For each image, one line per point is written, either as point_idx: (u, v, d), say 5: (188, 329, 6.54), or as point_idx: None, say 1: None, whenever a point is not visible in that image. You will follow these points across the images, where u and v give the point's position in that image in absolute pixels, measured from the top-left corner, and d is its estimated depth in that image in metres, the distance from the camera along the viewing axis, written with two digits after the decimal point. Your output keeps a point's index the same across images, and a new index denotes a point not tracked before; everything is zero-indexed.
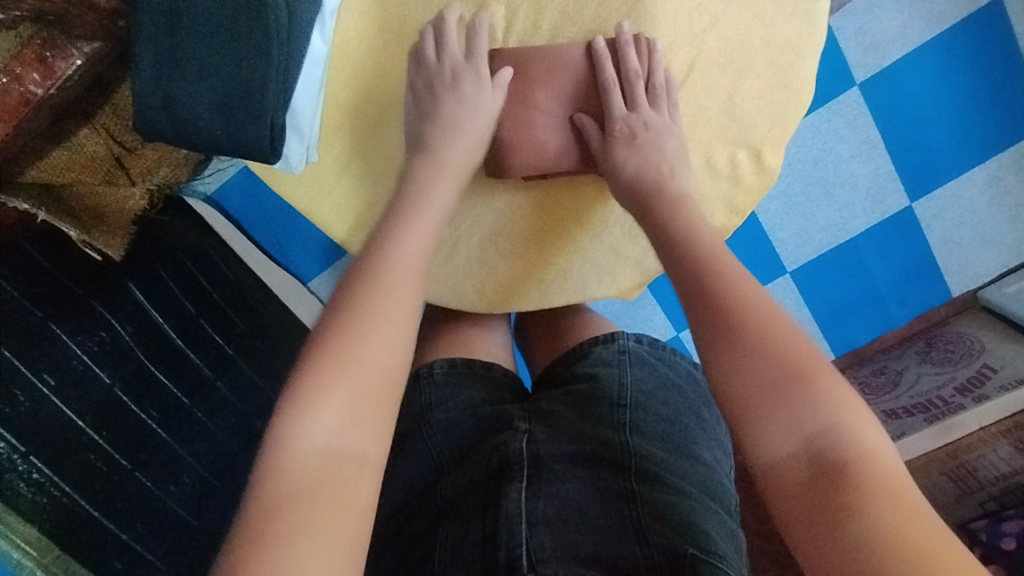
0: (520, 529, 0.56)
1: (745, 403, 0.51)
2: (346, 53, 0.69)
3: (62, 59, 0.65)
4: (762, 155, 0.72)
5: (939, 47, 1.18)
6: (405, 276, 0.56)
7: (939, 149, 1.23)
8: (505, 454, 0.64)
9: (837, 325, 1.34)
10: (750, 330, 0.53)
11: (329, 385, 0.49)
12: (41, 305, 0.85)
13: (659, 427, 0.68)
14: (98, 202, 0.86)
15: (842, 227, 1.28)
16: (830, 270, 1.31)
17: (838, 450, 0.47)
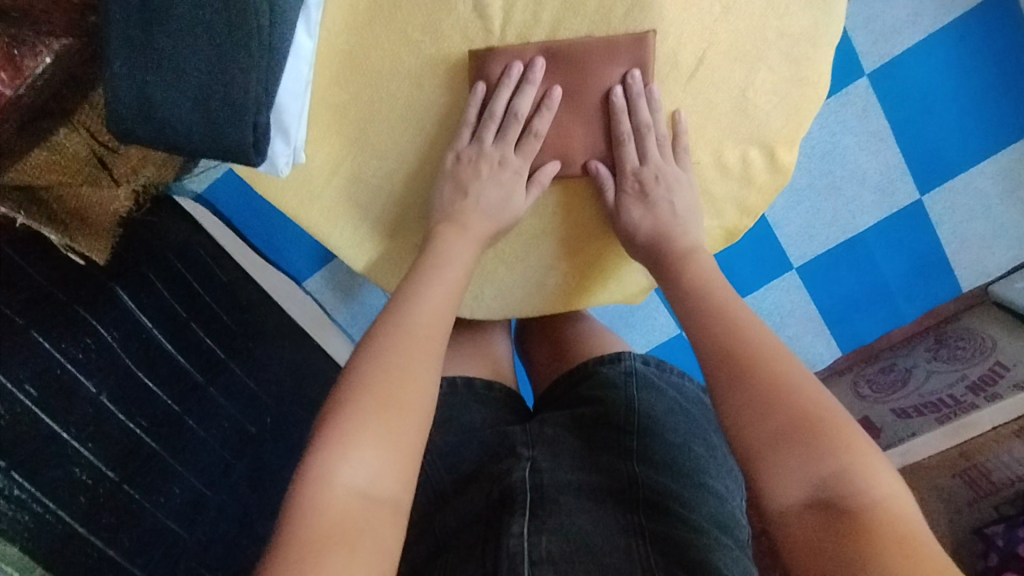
0: (521, 567, 0.53)
1: (756, 446, 0.51)
2: (334, 49, 0.65)
3: (31, 57, 0.64)
4: (775, 152, 0.70)
5: (950, 37, 1.15)
6: (433, 326, 0.59)
7: (952, 141, 1.20)
8: (506, 484, 0.61)
9: (844, 322, 1.30)
10: (761, 381, 0.54)
11: (366, 427, 0.50)
12: (22, 312, 0.80)
13: (668, 454, 0.66)
14: (81, 203, 0.83)
15: (849, 223, 1.25)
16: (837, 267, 1.28)
17: (848, 495, 0.46)
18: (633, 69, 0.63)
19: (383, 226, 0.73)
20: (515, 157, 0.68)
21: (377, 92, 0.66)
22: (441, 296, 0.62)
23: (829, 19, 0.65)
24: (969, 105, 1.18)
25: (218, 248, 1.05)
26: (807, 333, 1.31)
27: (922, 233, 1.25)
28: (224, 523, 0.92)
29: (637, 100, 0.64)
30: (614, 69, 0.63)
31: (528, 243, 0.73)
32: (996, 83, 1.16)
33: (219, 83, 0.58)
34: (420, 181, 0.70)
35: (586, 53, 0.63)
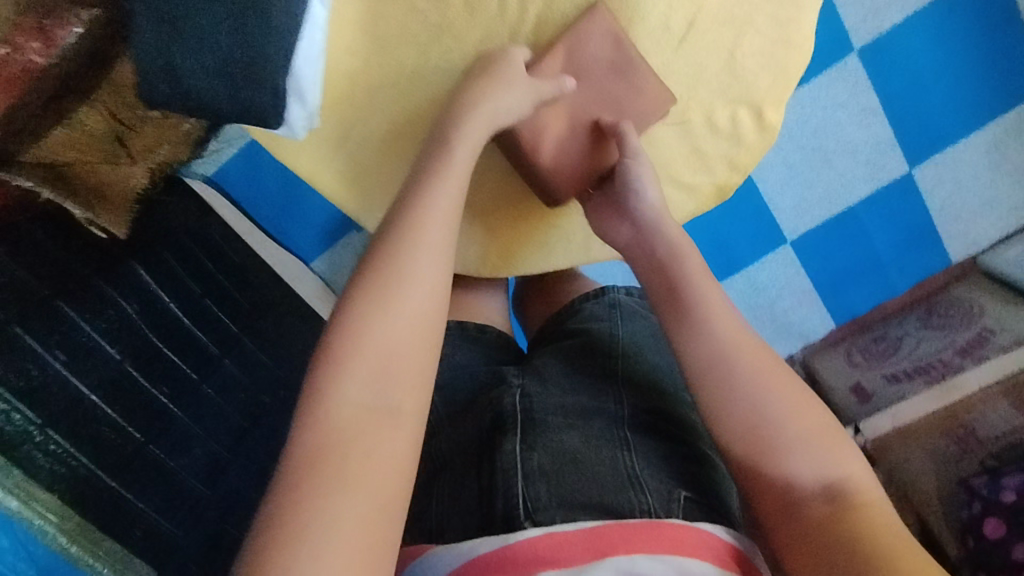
0: (514, 481, 0.57)
1: (775, 449, 0.57)
2: (345, 19, 0.68)
3: (62, 29, 0.84)
4: (763, 113, 0.73)
5: (935, 12, 1.19)
6: (436, 240, 0.58)
7: (939, 114, 1.23)
8: (499, 407, 0.65)
9: (840, 292, 1.34)
10: (784, 395, 0.59)
11: (367, 343, 0.52)
12: (46, 282, 0.82)
13: (650, 373, 0.72)
14: (101, 180, 0.92)
15: (842, 195, 1.29)
16: (831, 239, 1.31)
17: (849, 493, 0.54)
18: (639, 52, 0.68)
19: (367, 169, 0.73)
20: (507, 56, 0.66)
21: (387, 58, 0.69)
22: (449, 196, 0.60)
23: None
24: (955, 79, 1.21)
25: (226, 228, 1.07)
26: (803, 303, 1.34)
27: (914, 205, 1.28)
28: (247, 484, 0.94)
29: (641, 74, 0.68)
30: (613, 35, 0.67)
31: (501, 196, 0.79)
32: (981, 57, 1.21)
33: (238, 49, 0.65)
34: (409, 138, 0.71)
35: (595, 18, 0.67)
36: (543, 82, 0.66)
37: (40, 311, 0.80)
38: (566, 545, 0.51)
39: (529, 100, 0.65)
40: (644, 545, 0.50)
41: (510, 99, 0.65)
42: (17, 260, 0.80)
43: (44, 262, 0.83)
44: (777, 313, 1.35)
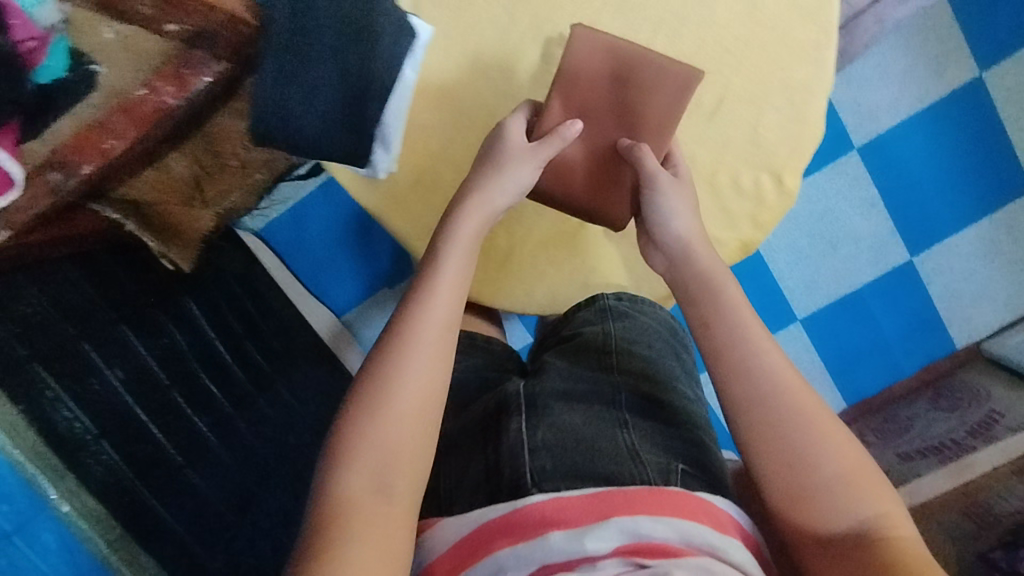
0: (522, 454, 0.62)
1: (818, 491, 0.55)
2: (432, 83, 0.72)
3: (196, 76, 0.68)
4: (783, 178, 0.70)
5: (928, 118, 1.31)
6: (431, 348, 0.60)
7: (935, 209, 1.34)
8: (501, 395, 0.71)
9: (848, 373, 1.42)
10: (813, 432, 0.57)
11: (362, 455, 0.55)
12: (115, 307, 0.89)
13: (645, 366, 0.74)
14: (175, 221, 0.94)
15: (848, 279, 1.38)
16: (839, 320, 1.40)
17: (883, 532, 0.53)
18: (678, 83, 0.65)
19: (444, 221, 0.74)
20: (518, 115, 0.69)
21: (469, 120, 0.72)
22: (447, 283, 0.63)
23: (827, 48, 0.67)
24: (948, 178, 1.33)
25: (268, 276, 1.13)
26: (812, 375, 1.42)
27: (917, 292, 1.38)
28: (274, 522, 1.00)
29: (672, 100, 0.66)
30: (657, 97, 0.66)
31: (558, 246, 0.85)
32: (970, 159, 1.32)
33: (346, 98, 0.71)
34: None
35: (633, 59, 0.66)
36: (550, 140, 0.67)
37: (102, 333, 0.86)
38: (572, 508, 0.55)
39: (533, 169, 0.67)
40: (647, 507, 0.55)
41: (504, 200, 0.67)
42: (93, 283, 0.87)
43: (119, 289, 0.90)
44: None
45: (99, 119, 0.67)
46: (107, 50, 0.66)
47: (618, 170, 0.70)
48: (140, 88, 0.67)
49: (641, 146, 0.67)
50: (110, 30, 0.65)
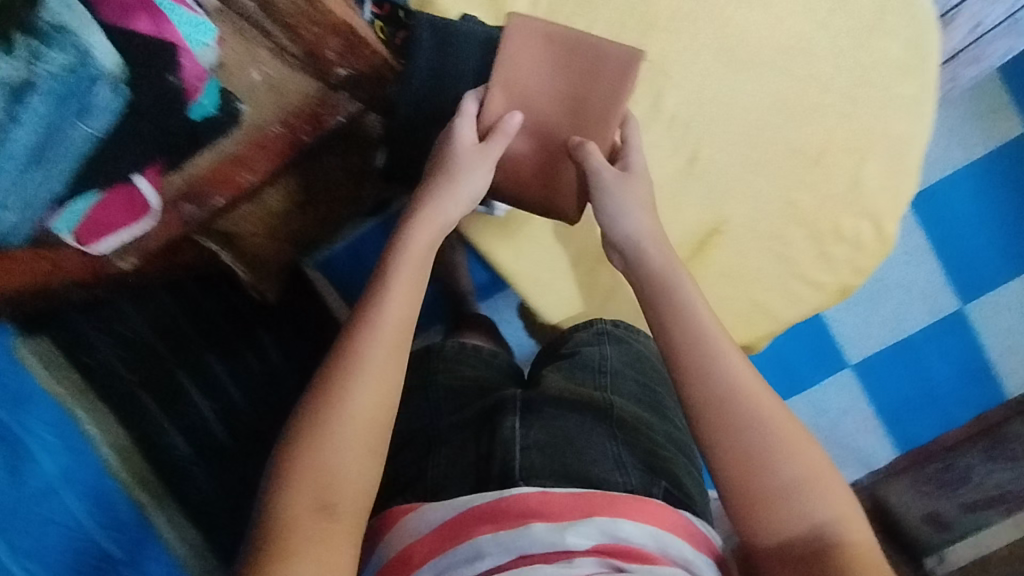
0: (514, 448, 0.60)
1: (772, 493, 0.50)
2: None
3: (331, 113, 0.72)
4: (882, 225, 0.73)
5: (976, 172, 1.35)
6: (378, 362, 0.54)
7: (983, 260, 1.37)
8: (500, 398, 0.66)
9: (900, 422, 1.40)
10: (783, 442, 0.52)
11: (302, 476, 0.50)
12: (202, 333, 0.85)
13: (636, 392, 0.73)
14: (258, 253, 0.90)
15: (899, 325, 1.38)
16: (891, 366, 1.39)
17: (839, 543, 0.48)
18: (614, 68, 0.63)
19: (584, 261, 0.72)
20: (473, 105, 0.65)
21: None
22: (403, 284, 0.58)
23: (923, 104, 0.72)
24: (995, 229, 1.36)
25: None
26: (866, 429, 1.39)
27: (968, 340, 1.38)
28: None
29: (613, 89, 0.64)
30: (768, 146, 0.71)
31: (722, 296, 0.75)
32: (1015, 212, 1.36)
33: None
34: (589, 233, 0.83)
35: (579, 49, 0.64)
36: (495, 135, 0.64)
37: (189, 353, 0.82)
38: (558, 502, 0.52)
39: (489, 169, 0.64)
40: (632, 512, 0.51)
41: (455, 210, 0.63)
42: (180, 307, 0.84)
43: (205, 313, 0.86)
44: (839, 436, 1.39)
45: (236, 154, 0.68)
46: (252, 91, 0.65)
47: (565, 165, 0.68)
48: (279, 127, 0.70)
49: (588, 143, 0.65)
50: (257, 71, 0.64)
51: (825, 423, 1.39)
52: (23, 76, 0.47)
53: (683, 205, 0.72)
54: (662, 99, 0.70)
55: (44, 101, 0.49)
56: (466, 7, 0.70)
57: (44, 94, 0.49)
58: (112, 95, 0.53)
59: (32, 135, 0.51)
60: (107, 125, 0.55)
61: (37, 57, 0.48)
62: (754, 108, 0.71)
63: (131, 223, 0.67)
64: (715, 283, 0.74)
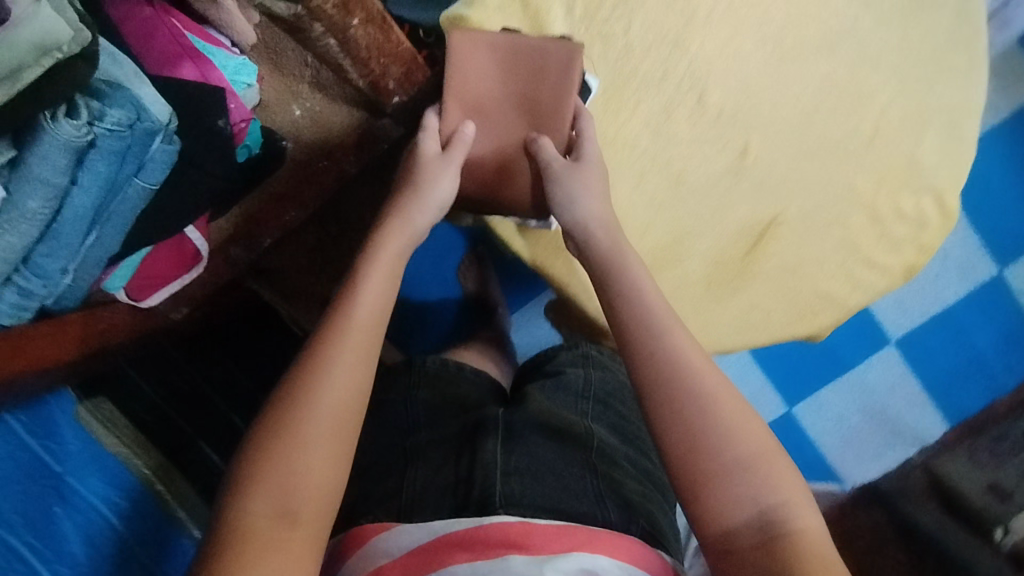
0: (495, 473, 0.54)
1: (715, 476, 0.47)
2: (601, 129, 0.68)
3: (375, 141, 0.69)
4: (945, 198, 0.74)
5: (1000, 135, 1.33)
6: (351, 365, 0.49)
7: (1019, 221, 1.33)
8: (479, 419, 0.63)
9: (946, 393, 1.31)
10: (740, 432, 0.48)
11: (260, 482, 0.44)
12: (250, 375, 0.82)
13: (615, 423, 0.70)
14: None
15: (938, 296, 1.31)
16: (933, 338, 1.31)
17: (790, 532, 0.44)
18: (556, 68, 0.60)
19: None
20: (434, 121, 0.62)
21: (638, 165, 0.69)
22: (373, 288, 0.54)
23: (965, 77, 0.73)
24: None
25: None
26: (915, 405, 1.31)
27: (1008, 304, 1.32)
28: None
29: (557, 88, 0.61)
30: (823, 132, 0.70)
31: (788, 288, 0.73)
32: None
33: None
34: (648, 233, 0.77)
35: (521, 47, 0.60)
36: (455, 146, 0.61)
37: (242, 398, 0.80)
38: (540, 534, 0.47)
39: (455, 181, 0.61)
40: (609, 549, 0.46)
41: (426, 219, 0.60)
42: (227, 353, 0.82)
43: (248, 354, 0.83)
44: (888, 415, 1.31)
45: (276, 191, 0.68)
46: (295, 127, 0.65)
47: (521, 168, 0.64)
48: (321, 159, 0.68)
49: (540, 142, 0.62)
50: (298, 107, 0.65)
51: (872, 403, 1.31)
52: (85, 138, 0.43)
53: (736, 202, 0.71)
54: (708, 93, 0.68)
55: (102, 162, 0.46)
56: (501, 21, 0.65)
57: (103, 155, 0.45)
58: (166, 150, 0.50)
59: (88, 199, 0.47)
60: (158, 180, 0.51)
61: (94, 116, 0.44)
62: (801, 96, 0.69)
63: (183, 274, 0.65)
64: (775, 274, 0.73)
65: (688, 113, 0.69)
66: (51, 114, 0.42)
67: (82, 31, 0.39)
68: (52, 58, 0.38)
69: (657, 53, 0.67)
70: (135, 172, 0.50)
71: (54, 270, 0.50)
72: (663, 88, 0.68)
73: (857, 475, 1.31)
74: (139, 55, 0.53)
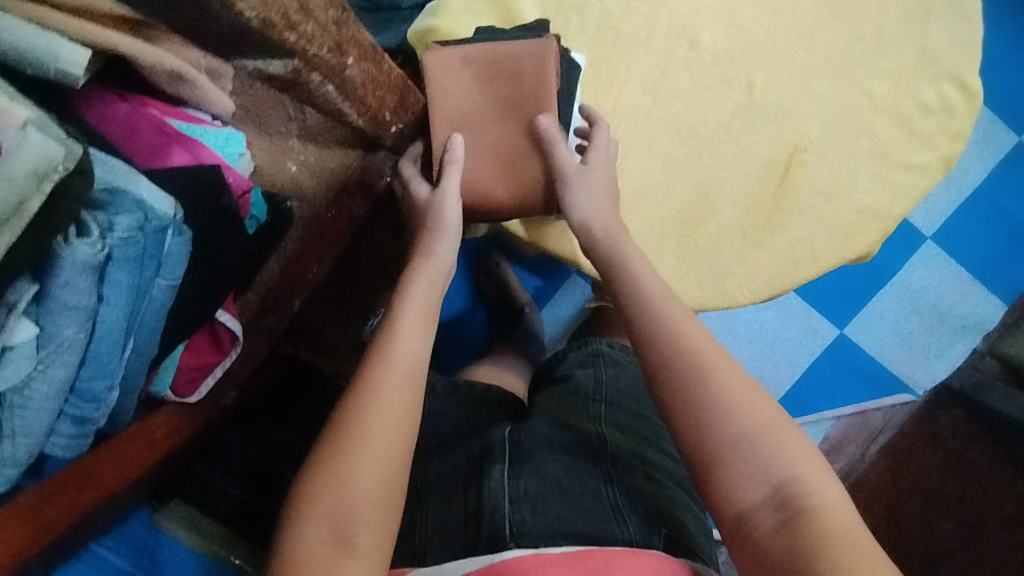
0: (502, 502, 0.50)
1: (727, 454, 0.47)
2: (597, 102, 0.66)
3: (377, 176, 0.68)
4: (966, 81, 0.71)
5: None
6: (398, 393, 0.49)
7: None
8: (486, 442, 0.58)
9: (997, 275, 1.25)
10: (741, 407, 0.48)
11: (317, 503, 0.44)
12: (300, 436, 0.80)
13: (634, 424, 0.62)
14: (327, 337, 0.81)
15: (964, 179, 1.24)
16: (968, 222, 1.24)
17: (806, 500, 0.44)
18: (532, 70, 0.57)
19: (670, 232, 0.69)
20: (416, 145, 0.62)
21: (640, 129, 0.67)
22: (411, 321, 0.53)
23: None
24: None
25: None
26: (967, 296, 1.24)
27: None
28: None
29: (539, 88, 0.58)
30: (821, 46, 0.69)
31: (827, 213, 0.70)
32: None
33: None
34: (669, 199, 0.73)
35: (500, 58, 0.58)
36: (453, 165, 0.59)
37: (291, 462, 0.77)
38: (557, 563, 0.43)
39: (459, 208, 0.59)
40: (632, 567, 0.43)
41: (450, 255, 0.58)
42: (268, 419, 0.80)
43: (287, 417, 0.81)
44: (943, 311, 1.24)
45: (297, 251, 0.65)
46: (297, 185, 0.64)
47: (516, 178, 0.61)
48: (330, 209, 0.66)
49: (547, 126, 0.58)
50: (294, 163, 0.64)
51: (926, 304, 1.23)
52: (101, 254, 0.41)
53: (753, 141, 0.68)
54: (699, 38, 0.67)
55: (124, 272, 0.44)
56: (472, 21, 0.64)
57: (122, 265, 0.44)
58: (178, 242, 0.48)
59: (119, 312, 0.45)
60: (179, 274, 0.49)
61: (103, 228, 0.43)
62: (790, 19, 0.68)
63: (223, 359, 0.63)
64: (813, 203, 0.70)
65: (684, 63, 0.67)
66: (63, 237, 0.40)
67: (73, 145, 0.37)
68: (51, 181, 0.36)
69: (638, 12, 0.66)
70: (155, 273, 0.48)
71: (102, 392, 0.49)
72: (652, 44, 0.66)
73: (925, 379, 1.25)
74: (126, 153, 0.51)
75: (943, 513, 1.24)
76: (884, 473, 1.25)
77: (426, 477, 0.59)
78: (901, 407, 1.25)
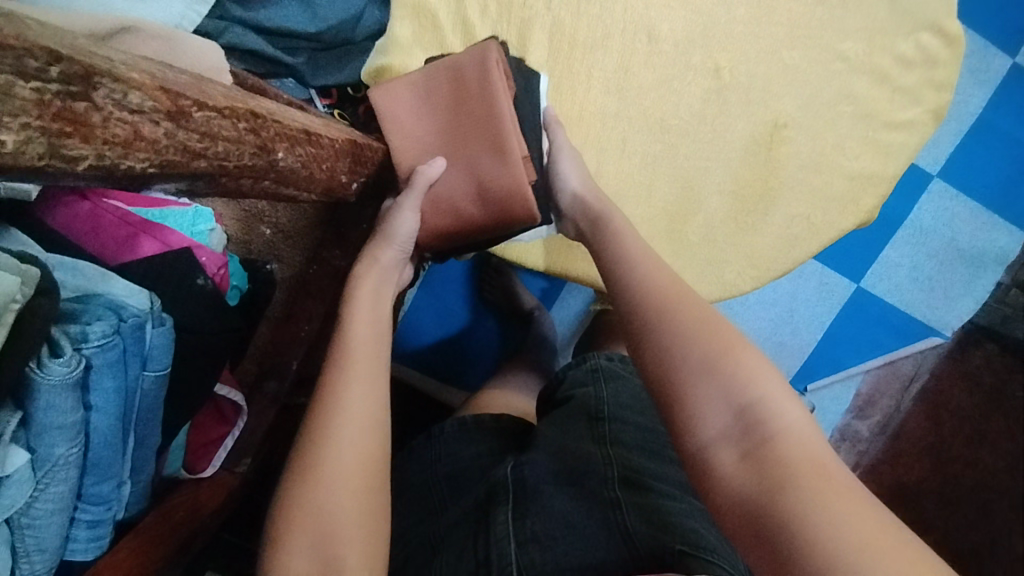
0: (509, 546, 0.51)
1: (685, 382, 0.46)
2: (571, 116, 0.65)
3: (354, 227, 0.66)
4: (944, 28, 0.68)
5: None
6: (361, 396, 0.51)
7: None
8: (492, 481, 0.58)
9: (1014, 202, 1.18)
10: (696, 344, 0.47)
11: (298, 520, 0.46)
12: None
13: (640, 437, 0.63)
14: None
15: (963, 111, 1.15)
16: (975, 154, 1.16)
17: (768, 423, 0.43)
18: (477, 82, 0.55)
19: (659, 230, 0.67)
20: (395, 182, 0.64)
21: (613, 133, 0.65)
22: (363, 324, 0.55)
23: None
24: None
25: (419, 396, 1.05)
26: (985, 230, 1.18)
27: None
28: None
29: (484, 94, 0.55)
30: (786, 15, 0.65)
31: (818, 186, 0.68)
32: None
33: None
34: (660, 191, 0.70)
35: (447, 74, 0.56)
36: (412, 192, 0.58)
37: None
38: None
39: (413, 214, 0.59)
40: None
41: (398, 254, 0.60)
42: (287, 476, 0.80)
43: None
44: (961, 248, 1.18)
45: (281, 313, 0.69)
46: (272, 246, 0.69)
47: (486, 184, 0.58)
48: (311, 264, 0.68)
49: (549, 121, 0.61)
50: (266, 225, 0.69)
51: (942, 246, 1.18)
52: (78, 369, 0.41)
53: (729, 124, 0.66)
54: (657, 29, 0.64)
55: (106, 377, 0.44)
56: (423, 54, 0.64)
57: (103, 372, 0.43)
58: (160, 332, 0.47)
59: (110, 417, 0.45)
60: (166, 362, 0.48)
61: (76, 339, 0.42)
62: None
63: (232, 430, 0.64)
64: (802, 177, 0.67)
65: (646, 59, 0.64)
66: (36, 362, 0.39)
67: (28, 268, 0.37)
68: (12, 311, 0.35)
69: (590, 11, 0.63)
70: (142, 367, 0.47)
71: (110, 492, 0.49)
72: (610, 44, 0.64)
73: (951, 321, 1.20)
74: (98, 252, 0.51)
75: (988, 450, 1.22)
76: (923, 422, 1.23)
77: (442, 523, 0.58)
78: (929, 351, 1.22)
